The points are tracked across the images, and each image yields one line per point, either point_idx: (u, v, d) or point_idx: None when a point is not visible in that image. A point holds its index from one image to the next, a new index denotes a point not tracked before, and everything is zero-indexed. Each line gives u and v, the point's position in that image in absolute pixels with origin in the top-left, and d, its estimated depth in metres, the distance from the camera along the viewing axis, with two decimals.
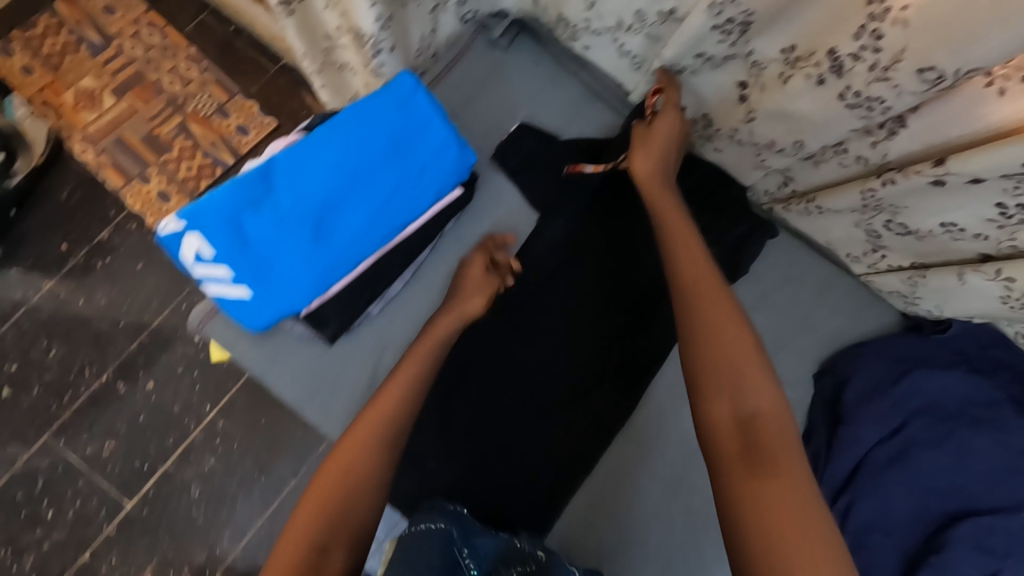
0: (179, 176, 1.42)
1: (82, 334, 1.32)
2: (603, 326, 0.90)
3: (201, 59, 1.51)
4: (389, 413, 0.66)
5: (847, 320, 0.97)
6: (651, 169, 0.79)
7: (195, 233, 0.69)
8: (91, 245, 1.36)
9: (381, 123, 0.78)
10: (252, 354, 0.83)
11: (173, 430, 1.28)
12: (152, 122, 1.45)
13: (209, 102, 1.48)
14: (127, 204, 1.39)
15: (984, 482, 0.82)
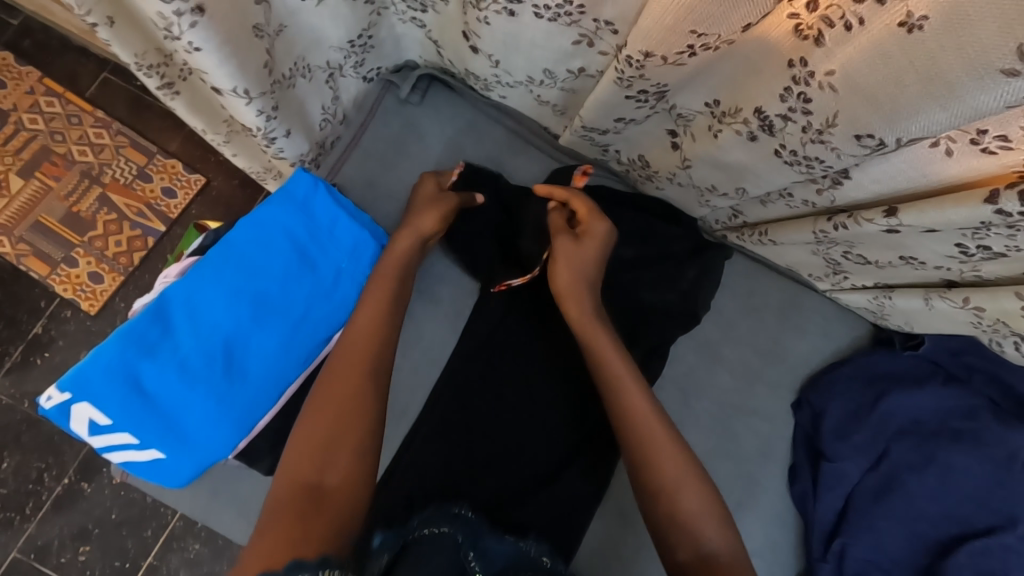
0: (109, 253, 1.33)
1: (32, 441, 1.27)
2: (572, 392, 0.82)
3: (111, 121, 1.38)
4: (348, 402, 0.56)
5: (819, 338, 0.92)
6: (576, 280, 0.71)
7: (86, 400, 0.62)
8: (27, 342, 1.28)
9: (283, 233, 0.70)
10: (189, 498, 0.76)
11: (150, 522, 1.27)
12: (68, 199, 1.35)
13: (128, 167, 1.37)
14: (58, 292, 1.31)
15: (974, 501, 0.79)
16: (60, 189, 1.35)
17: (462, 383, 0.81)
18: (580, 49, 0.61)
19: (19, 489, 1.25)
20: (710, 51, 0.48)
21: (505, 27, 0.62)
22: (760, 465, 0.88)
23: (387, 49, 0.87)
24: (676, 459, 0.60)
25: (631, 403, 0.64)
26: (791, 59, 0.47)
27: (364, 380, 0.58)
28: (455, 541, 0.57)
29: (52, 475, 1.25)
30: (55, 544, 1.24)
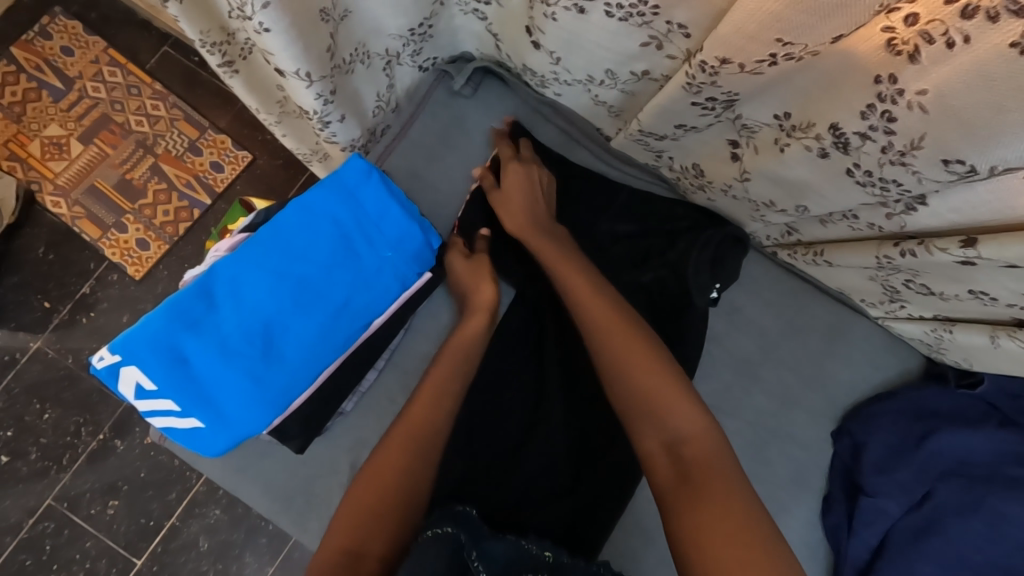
0: (156, 222, 1.38)
1: (73, 395, 1.32)
2: (603, 400, 0.81)
3: (167, 94, 1.43)
4: (441, 393, 0.68)
5: (863, 368, 0.89)
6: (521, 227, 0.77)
7: (133, 365, 0.63)
8: (74, 301, 1.34)
9: (332, 217, 0.70)
10: (220, 468, 0.78)
11: (175, 484, 1.31)
12: (122, 166, 1.40)
13: (180, 140, 1.41)
14: (106, 255, 1.36)
15: (1023, 554, 0.74)
16: (116, 157, 1.40)
17: (492, 380, 0.81)
18: (646, 52, 0.60)
19: (56, 441, 1.30)
20: (792, 61, 0.46)
21: (571, 24, 0.61)
22: (791, 494, 0.85)
23: (444, 40, 0.86)
24: (645, 362, 0.65)
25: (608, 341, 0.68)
26: (878, 76, 0.44)
27: (451, 379, 0.70)
28: (457, 541, 0.59)
29: (87, 431, 1.31)
30: (86, 497, 1.29)
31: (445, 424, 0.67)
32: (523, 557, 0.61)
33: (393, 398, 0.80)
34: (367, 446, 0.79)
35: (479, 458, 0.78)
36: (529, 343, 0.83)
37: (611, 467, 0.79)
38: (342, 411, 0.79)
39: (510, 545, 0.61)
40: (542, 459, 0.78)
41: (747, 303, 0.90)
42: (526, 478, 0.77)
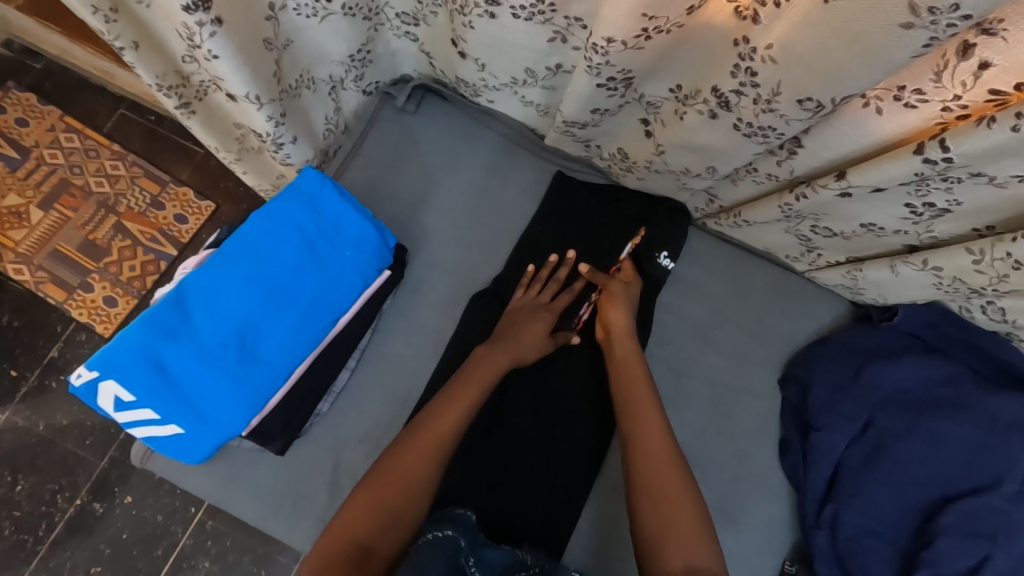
0: (123, 279, 1.40)
1: (46, 462, 1.31)
2: (564, 375, 0.88)
3: (127, 154, 1.48)
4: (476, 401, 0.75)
5: (801, 319, 0.97)
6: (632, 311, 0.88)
7: (111, 379, 0.66)
8: (44, 365, 1.34)
9: (292, 226, 0.75)
10: (204, 481, 0.80)
11: (161, 540, 1.30)
12: (85, 228, 1.43)
13: (142, 196, 1.46)
14: (73, 317, 1.38)
15: (960, 464, 0.81)
16: (78, 219, 1.43)
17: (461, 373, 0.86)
18: (555, 47, 0.69)
19: (32, 512, 1.28)
20: (663, 33, 0.56)
21: (487, 29, 0.69)
22: (752, 443, 0.91)
23: (385, 64, 0.95)
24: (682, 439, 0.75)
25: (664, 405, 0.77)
26: (736, 38, 0.54)
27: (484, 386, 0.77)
28: (458, 547, 0.64)
29: (65, 496, 1.29)
30: (67, 566, 1.26)
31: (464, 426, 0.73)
32: (518, 564, 0.67)
33: (368, 395, 0.85)
34: (347, 444, 0.83)
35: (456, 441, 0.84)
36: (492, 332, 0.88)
37: (577, 437, 0.86)
38: (319, 411, 0.83)
39: (506, 551, 0.67)
40: (513, 435, 0.85)
41: (690, 271, 0.98)
42: (501, 452, 0.84)
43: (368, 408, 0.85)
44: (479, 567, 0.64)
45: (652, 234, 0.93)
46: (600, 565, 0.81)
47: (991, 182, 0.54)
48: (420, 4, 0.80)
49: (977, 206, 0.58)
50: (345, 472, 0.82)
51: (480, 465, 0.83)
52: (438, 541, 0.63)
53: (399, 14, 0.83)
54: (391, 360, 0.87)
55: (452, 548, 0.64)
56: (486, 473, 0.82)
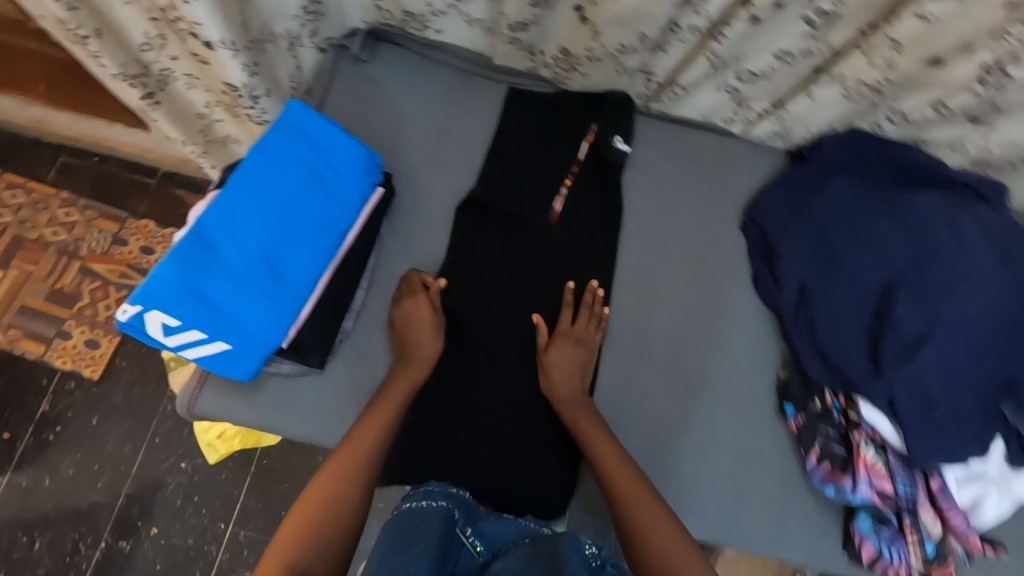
0: (102, 317, 1.58)
1: (61, 516, 1.43)
2: (555, 265, 1.00)
3: (78, 198, 1.68)
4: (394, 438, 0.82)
5: (747, 174, 1.08)
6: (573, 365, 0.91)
7: (155, 309, 0.70)
8: (36, 421, 1.48)
9: (287, 154, 0.81)
10: (252, 410, 0.84)
11: (198, 561, 1.42)
12: (50, 277, 1.60)
13: (103, 236, 1.65)
14: (57, 365, 1.52)
15: (902, 253, 0.93)
16: (40, 271, 1.59)
17: (463, 278, 0.97)
18: None
19: (57, 565, 1.39)
20: None
21: None
22: (730, 284, 1.02)
23: (334, 19, 1.02)
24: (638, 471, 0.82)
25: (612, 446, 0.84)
26: None
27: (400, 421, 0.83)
28: (453, 518, 0.76)
29: (89, 542, 1.41)
30: None
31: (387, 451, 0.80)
32: (519, 529, 0.77)
33: (387, 306, 0.93)
34: (377, 353, 0.90)
35: (473, 339, 0.94)
36: (483, 241, 0.99)
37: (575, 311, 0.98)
38: (345, 329, 0.90)
39: (508, 524, 0.78)
40: (521, 323, 0.96)
41: (646, 153, 1.08)
42: (513, 342, 0.95)
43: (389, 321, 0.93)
44: (477, 537, 0.76)
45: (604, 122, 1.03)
46: (625, 414, 0.93)
47: None
48: None
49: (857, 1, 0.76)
50: (381, 380, 0.89)
51: (494, 354, 0.94)
52: (431, 510, 0.75)
53: None
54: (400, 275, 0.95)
55: (447, 518, 0.75)
56: (506, 360, 0.94)
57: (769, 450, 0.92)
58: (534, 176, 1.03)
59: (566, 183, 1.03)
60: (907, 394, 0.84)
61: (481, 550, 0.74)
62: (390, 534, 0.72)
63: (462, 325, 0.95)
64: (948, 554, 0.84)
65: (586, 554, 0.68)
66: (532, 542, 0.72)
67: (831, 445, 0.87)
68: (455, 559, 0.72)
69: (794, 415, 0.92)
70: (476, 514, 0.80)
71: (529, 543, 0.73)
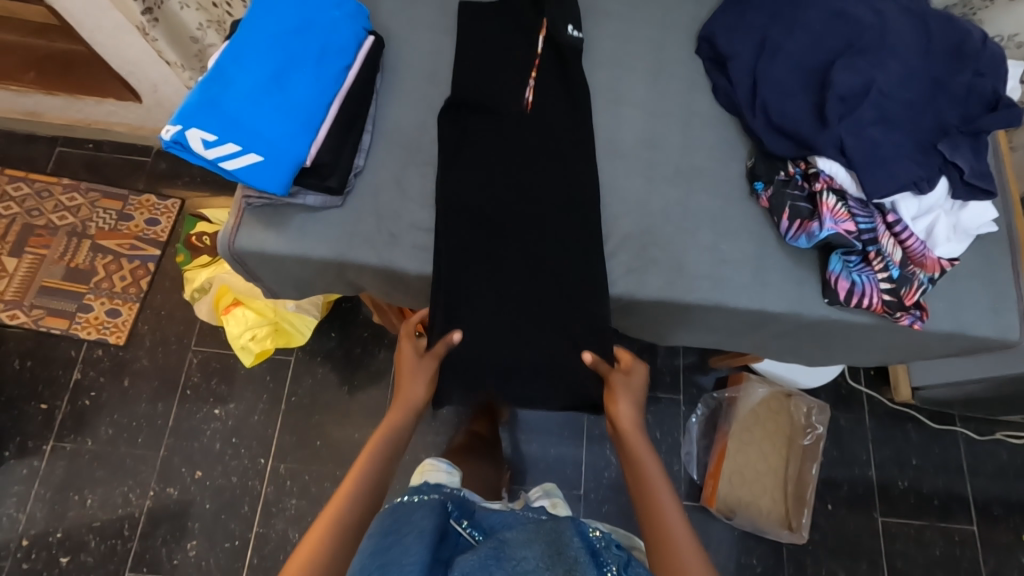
0: (117, 288, 1.73)
1: (106, 475, 1.56)
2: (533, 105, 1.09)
3: (79, 183, 1.84)
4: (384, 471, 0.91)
5: (692, 10, 1.20)
6: (631, 416, 0.98)
7: (193, 126, 0.81)
8: (71, 390, 1.62)
9: (284, 5, 0.93)
10: (285, 240, 0.95)
11: (245, 497, 1.55)
12: (63, 258, 1.75)
13: (109, 214, 1.81)
14: (81, 336, 1.68)
15: (833, 38, 1.06)
16: (55, 254, 1.75)
17: (452, 123, 1.06)
18: None
19: (112, 517, 1.53)
20: None
21: None
22: (691, 100, 1.13)
23: None
24: (662, 489, 0.88)
25: (645, 467, 0.91)
26: None
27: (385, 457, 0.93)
28: (445, 507, 0.92)
29: (138, 492, 1.55)
30: (163, 552, 1.50)
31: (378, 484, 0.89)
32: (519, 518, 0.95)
33: (391, 147, 1.04)
34: (388, 184, 1.01)
35: (470, 174, 1.04)
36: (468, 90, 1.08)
37: (559, 140, 1.07)
38: (357, 166, 1.00)
39: (504, 514, 0.95)
40: (512, 156, 1.05)
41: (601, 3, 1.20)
42: (507, 172, 1.04)
43: (393, 159, 1.03)
44: (471, 525, 0.91)
45: (554, 15, 1.12)
46: (614, 218, 1.04)
47: None
48: None
49: None
50: (394, 206, 1.00)
51: (489, 184, 1.03)
52: (426, 503, 0.91)
53: None
54: (397, 119, 1.06)
55: (442, 507, 0.91)
56: (502, 186, 1.03)
57: (748, 226, 1.04)
58: (500, 32, 1.13)
59: (532, 74, 1.10)
60: (855, 142, 0.96)
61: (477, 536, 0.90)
62: (395, 516, 0.86)
63: (459, 160, 1.04)
64: (911, 279, 0.96)
65: (590, 537, 0.86)
66: (535, 526, 0.87)
67: (797, 204, 0.99)
68: (453, 541, 0.88)
69: (764, 190, 1.04)
70: (471, 507, 0.97)
71: (526, 526, 0.88)
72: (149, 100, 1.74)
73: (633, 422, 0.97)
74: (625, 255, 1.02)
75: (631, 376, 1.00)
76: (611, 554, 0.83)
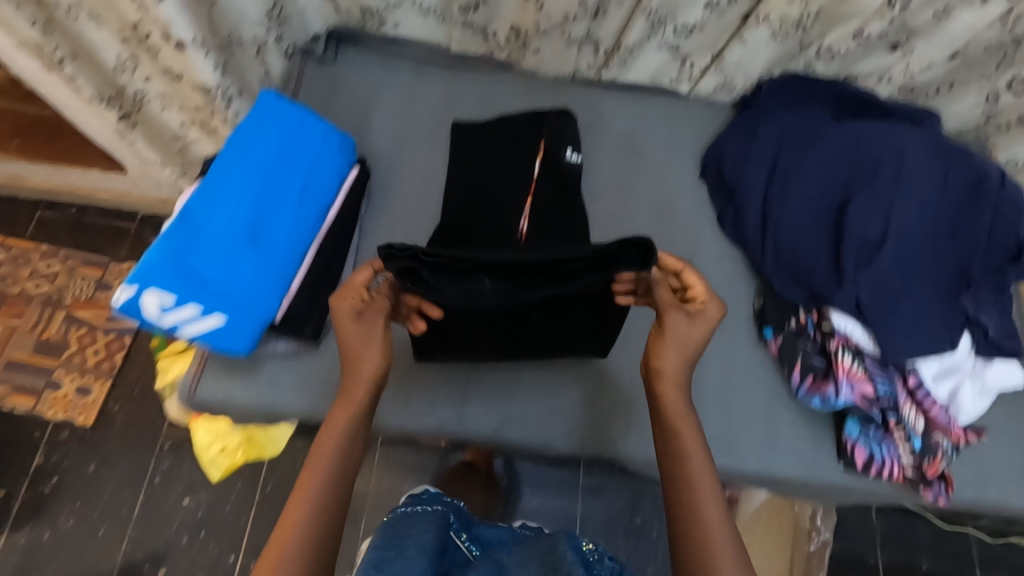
0: (90, 364, 1.56)
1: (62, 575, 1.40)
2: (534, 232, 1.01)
3: (58, 250, 1.68)
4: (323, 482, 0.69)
5: (697, 128, 1.15)
6: (677, 369, 0.76)
7: (150, 289, 0.73)
8: (31, 474, 1.46)
9: (264, 139, 0.85)
10: (250, 391, 0.86)
11: None
12: (35, 330, 1.59)
13: (87, 283, 1.65)
14: (46, 416, 1.51)
15: (845, 172, 1.01)
16: (26, 325, 1.59)
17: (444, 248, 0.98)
18: None
19: None
20: None
21: None
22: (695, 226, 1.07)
23: (296, 24, 1.08)
24: (704, 478, 0.70)
25: (685, 445, 0.72)
26: None
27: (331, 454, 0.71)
28: (446, 518, 0.89)
29: None
30: None
31: (333, 492, 0.69)
32: (513, 534, 0.91)
33: None
34: None
35: None
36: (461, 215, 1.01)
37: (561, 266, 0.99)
38: (334, 304, 0.89)
39: (500, 531, 0.92)
40: None
41: (604, 118, 1.14)
42: None
43: None
44: (472, 540, 0.88)
45: (555, 133, 1.06)
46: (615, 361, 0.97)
47: None
48: None
49: None
50: None
51: None
52: (428, 514, 0.89)
53: None
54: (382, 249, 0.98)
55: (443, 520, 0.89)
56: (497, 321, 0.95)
57: (755, 373, 0.96)
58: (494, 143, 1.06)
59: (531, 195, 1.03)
60: (871, 297, 0.90)
61: (477, 551, 0.87)
62: (389, 532, 0.84)
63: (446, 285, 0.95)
64: (936, 448, 0.87)
65: (583, 550, 0.79)
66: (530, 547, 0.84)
67: (809, 358, 0.92)
68: (451, 556, 0.84)
69: (773, 338, 0.96)
70: (470, 520, 0.94)
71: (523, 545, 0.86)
72: (134, 170, 1.61)
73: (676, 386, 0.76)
74: (622, 402, 0.95)
75: (691, 325, 0.77)
76: (603, 568, 0.78)
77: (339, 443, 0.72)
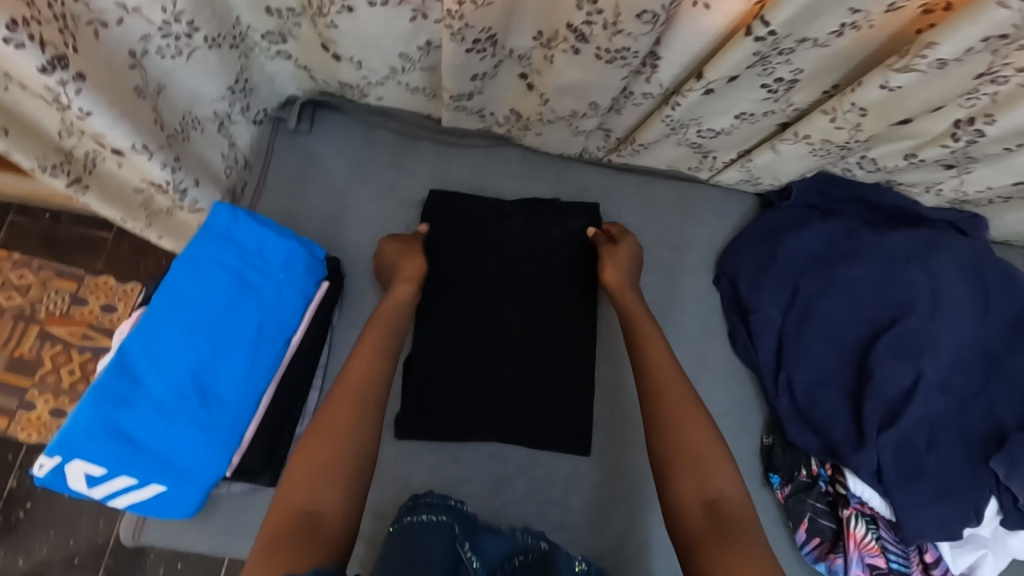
0: (66, 385, 1.26)
1: None
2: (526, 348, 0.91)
3: (29, 259, 1.32)
4: (369, 373, 0.69)
5: (715, 224, 1.02)
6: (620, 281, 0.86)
7: (77, 460, 0.65)
8: (3, 499, 1.20)
9: (216, 263, 0.74)
10: (203, 537, 0.76)
11: None
12: (7, 346, 1.28)
13: (61, 297, 1.31)
14: (21, 440, 1.23)
15: (877, 302, 0.89)
16: None
17: (425, 367, 0.89)
18: (418, 24, 0.73)
19: None
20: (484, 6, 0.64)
21: (351, 25, 0.73)
22: (704, 343, 0.96)
23: (266, 90, 0.91)
24: (661, 356, 0.77)
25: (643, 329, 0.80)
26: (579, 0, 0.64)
27: (381, 337, 0.74)
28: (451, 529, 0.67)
29: None
30: None
31: (380, 376, 0.70)
32: (517, 547, 0.67)
33: None
34: None
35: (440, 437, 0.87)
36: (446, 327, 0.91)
37: (556, 386, 0.90)
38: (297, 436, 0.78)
39: (506, 539, 0.68)
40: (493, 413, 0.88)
41: (612, 210, 1.01)
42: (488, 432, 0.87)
43: None
44: (476, 552, 0.64)
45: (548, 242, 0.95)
46: (617, 503, 0.86)
47: (816, 44, 0.63)
48: (281, 19, 0.78)
49: (815, 69, 0.68)
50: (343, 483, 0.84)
51: (463, 451, 0.87)
52: (431, 524, 0.66)
53: (265, 34, 0.81)
54: None
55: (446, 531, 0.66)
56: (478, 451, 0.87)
57: (761, 524, 0.88)
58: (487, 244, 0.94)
59: (529, 299, 0.93)
60: (893, 461, 0.82)
61: (478, 569, 0.63)
62: (389, 548, 0.62)
63: (424, 405, 0.87)
64: None
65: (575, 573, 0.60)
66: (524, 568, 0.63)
67: (818, 519, 0.84)
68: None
69: (780, 486, 0.88)
70: (476, 527, 0.70)
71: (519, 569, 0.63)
72: None
73: (625, 287, 0.86)
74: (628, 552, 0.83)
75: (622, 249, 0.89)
76: None
77: (388, 336, 0.74)
